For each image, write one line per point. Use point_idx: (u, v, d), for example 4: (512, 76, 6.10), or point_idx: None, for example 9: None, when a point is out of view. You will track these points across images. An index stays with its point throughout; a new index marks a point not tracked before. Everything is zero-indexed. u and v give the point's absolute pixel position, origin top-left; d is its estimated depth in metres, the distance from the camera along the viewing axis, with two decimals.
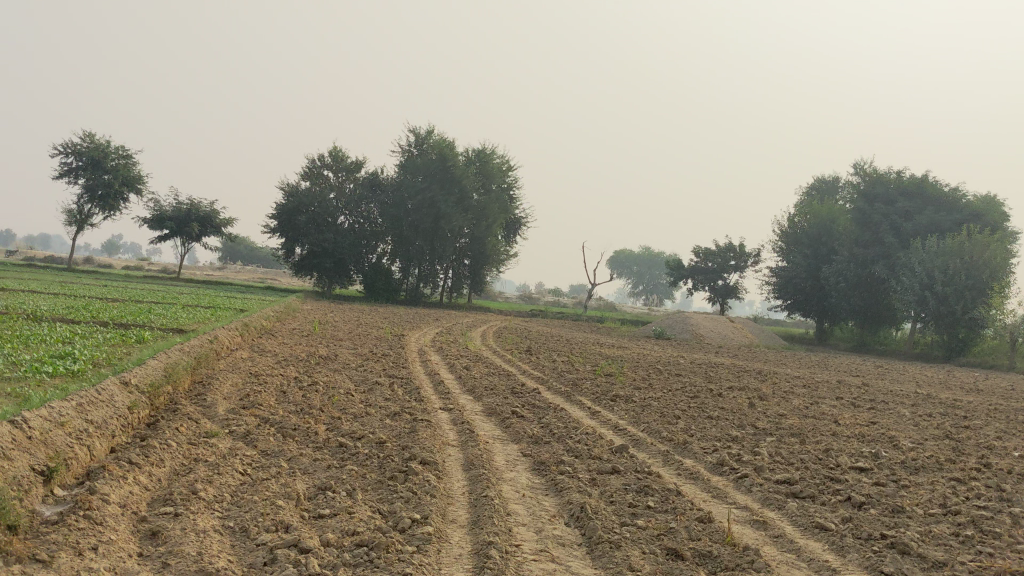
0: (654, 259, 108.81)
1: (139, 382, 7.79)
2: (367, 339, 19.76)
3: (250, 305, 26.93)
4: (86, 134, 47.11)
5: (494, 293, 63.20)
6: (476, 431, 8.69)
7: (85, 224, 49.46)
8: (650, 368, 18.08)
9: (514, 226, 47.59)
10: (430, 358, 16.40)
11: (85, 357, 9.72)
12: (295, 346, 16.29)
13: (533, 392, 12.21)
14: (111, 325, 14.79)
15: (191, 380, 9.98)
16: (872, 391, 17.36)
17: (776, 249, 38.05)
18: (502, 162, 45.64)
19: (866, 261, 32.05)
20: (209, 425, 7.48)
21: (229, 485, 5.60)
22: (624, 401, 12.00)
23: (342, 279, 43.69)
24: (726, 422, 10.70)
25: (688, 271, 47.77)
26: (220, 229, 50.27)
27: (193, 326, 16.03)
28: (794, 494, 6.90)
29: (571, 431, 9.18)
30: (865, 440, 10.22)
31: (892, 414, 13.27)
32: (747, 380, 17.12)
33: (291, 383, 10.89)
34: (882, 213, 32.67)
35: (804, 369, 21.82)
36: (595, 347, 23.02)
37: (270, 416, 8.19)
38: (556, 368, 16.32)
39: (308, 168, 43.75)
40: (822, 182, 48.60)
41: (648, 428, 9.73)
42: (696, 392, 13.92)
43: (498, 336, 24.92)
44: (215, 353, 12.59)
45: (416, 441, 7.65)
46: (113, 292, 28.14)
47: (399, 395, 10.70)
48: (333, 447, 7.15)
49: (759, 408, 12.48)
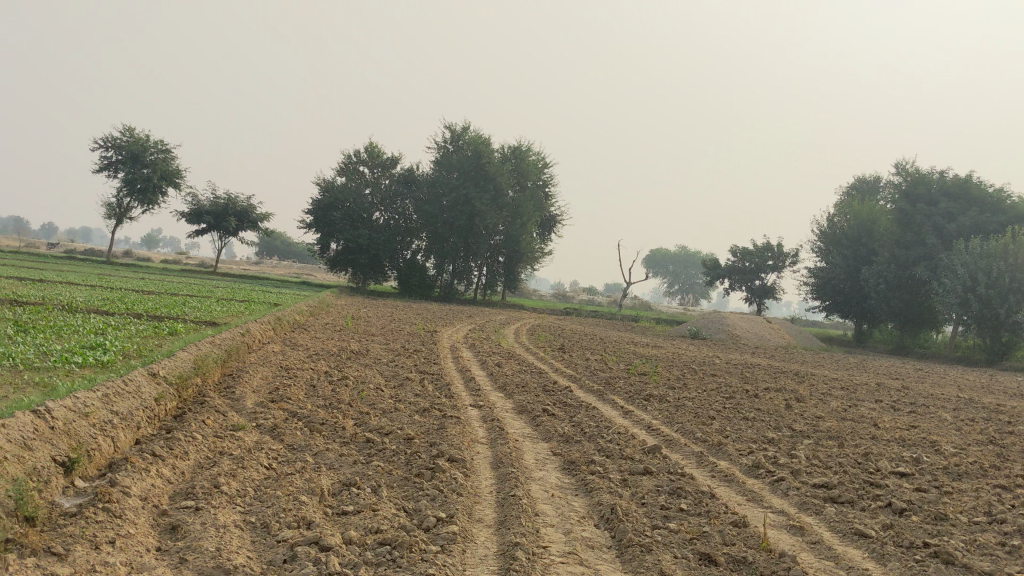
0: (690, 259, 108.13)
1: (168, 374, 7.75)
2: (399, 334, 19.72)
3: (284, 299, 27.04)
4: (126, 129, 47.64)
5: (528, 291, 63.11)
6: (505, 428, 8.56)
7: (124, 218, 50.03)
8: (685, 368, 17.84)
9: (549, 223, 47.40)
10: (462, 355, 16.28)
11: (116, 348, 9.73)
12: (328, 340, 16.28)
13: (564, 390, 12.05)
14: (145, 317, 14.85)
15: (221, 373, 9.95)
16: (914, 395, 17.00)
17: (814, 249, 37.50)
18: (537, 159, 45.47)
19: (907, 262, 31.44)
20: (236, 418, 7.42)
21: (253, 479, 5.51)
22: (657, 401, 11.80)
23: (376, 274, 43.77)
24: (762, 424, 10.47)
25: (724, 271, 47.30)
26: (256, 224, 50.64)
27: (226, 319, 16.06)
28: (832, 499, 6.68)
29: (603, 430, 9.01)
30: (906, 445, 9.95)
31: (933, 419, 12.95)
32: (784, 381, 16.84)
33: (321, 378, 10.83)
34: (924, 214, 31.82)
35: (842, 370, 21.46)
36: (629, 345, 22.79)
37: (298, 410, 8.12)
38: (589, 366, 16.15)
39: (345, 163, 43.90)
40: (862, 181, 47.89)
41: (682, 429, 9.54)
42: (731, 393, 13.67)
43: (531, 333, 24.78)
44: (246, 346, 12.58)
45: (445, 438, 7.53)
46: (150, 285, 28.38)
47: (429, 391, 10.61)
48: (360, 442, 7.06)
49: (796, 410, 12.22)
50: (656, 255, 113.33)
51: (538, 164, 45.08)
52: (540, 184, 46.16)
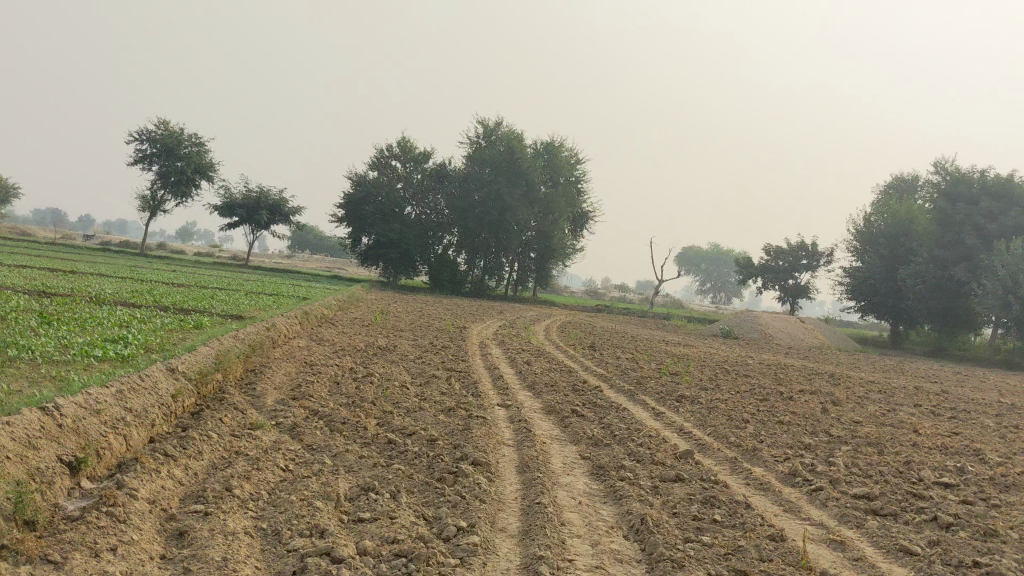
0: (722, 257, 107.22)
1: (187, 370, 7.58)
2: (428, 330, 19.53)
3: (314, 293, 26.94)
4: (160, 122, 47.91)
5: (559, 287, 62.84)
6: (532, 430, 8.30)
7: (158, 210, 50.34)
8: (718, 368, 17.47)
9: (581, 220, 47.05)
10: (491, 352, 16.04)
11: (139, 342, 9.58)
12: (354, 336, 16.12)
13: (594, 390, 11.78)
14: (172, 310, 14.75)
15: (244, 368, 9.78)
16: (953, 399, 16.53)
17: (850, 248, 36.84)
18: (570, 155, 45.15)
19: (946, 263, 30.76)
20: (255, 416, 7.23)
21: (267, 482, 5.30)
22: (690, 403, 11.49)
23: (407, 269, 43.61)
24: (798, 428, 10.15)
25: (758, 270, 46.71)
26: (288, 218, 50.74)
27: (253, 313, 15.97)
28: (874, 512, 6.36)
29: (633, 433, 8.73)
30: (948, 453, 9.58)
31: (975, 425, 12.54)
32: (819, 384, 16.42)
33: (345, 374, 10.64)
34: (964, 214, 31.15)
35: (878, 373, 21.00)
36: (660, 344, 22.43)
37: (319, 409, 7.92)
38: (619, 365, 15.84)
39: (377, 157, 43.84)
40: (900, 180, 47.13)
41: (714, 432, 9.23)
42: (765, 395, 13.32)
43: (561, 331, 24.44)
44: (271, 341, 12.43)
45: (469, 440, 7.29)
46: (181, 277, 28.42)
47: (456, 389, 10.39)
48: (382, 444, 6.83)
49: (832, 414, 11.86)
50: (688, 253, 112.49)
51: (570, 159, 44.76)
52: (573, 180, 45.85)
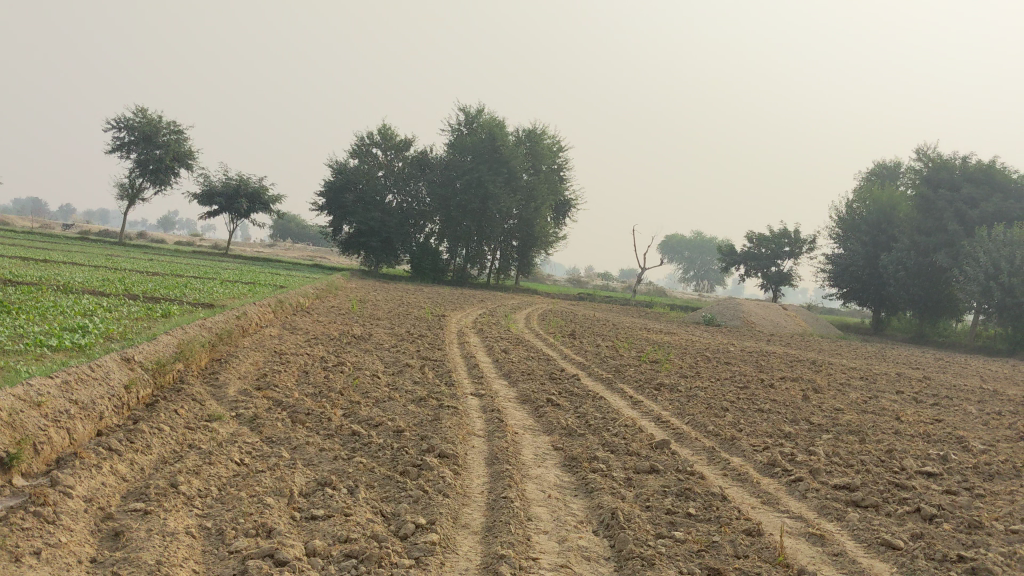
0: (706, 244, 107.40)
1: (144, 360, 7.25)
2: (406, 319, 19.24)
3: (290, 281, 26.61)
4: (138, 109, 47.25)
5: (541, 275, 62.65)
6: (505, 420, 8.05)
7: (136, 199, 49.70)
8: (699, 355, 17.29)
9: (563, 208, 46.78)
10: (469, 340, 15.77)
11: (100, 331, 9.23)
12: (329, 324, 15.81)
13: (572, 378, 11.53)
14: (142, 298, 14.39)
15: (209, 358, 9.47)
16: (936, 386, 16.40)
17: (832, 236, 36.76)
18: (552, 143, 44.89)
19: (928, 250, 30.71)
20: (214, 408, 6.93)
21: (219, 477, 5.02)
22: (669, 391, 11.25)
23: (389, 258, 43.18)
24: (779, 416, 9.95)
25: (740, 257, 46.60)
26: (268, 206, 50.22)
27: (226, 301, 15.60)
28: (855, 503, 6.15)
29: (609, 422, 8.48)
30: (931, 441, 9.40)
31: (958, 412, 12.38)
32: (801, 371, 16.24)
33: (315, 364, 10.34)
34: (947, 200, 31.07)
35: (860, 360, 20.89)
36: (641, 332, 22.24)
37: (284, 400, 7.62)
38: (599, 353, 15.62)
39: (357, 145, 43.41)
40: (883, 166, 47.13)
41: (692, 422, 9.00)
42: (745, 382, 13.12)
43: (542, 319, 24.21)
44: (241, 330, 12.09)
45: (438, 431, 7.02)
46: (156, 266, 27.97)
47: (429, 378, 10.13)
48: (346, 436, 6.56)
49: (814, 401, 11.68)
50: (672, 241, 112.54)
51: (553, 147, 44.49)
52: (555, 167, 45.58)
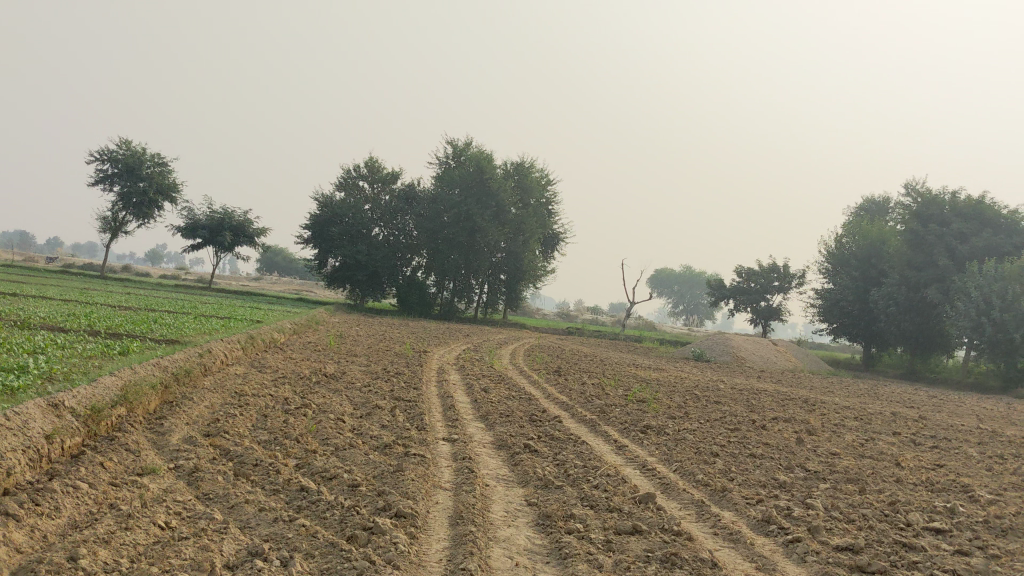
0: (695, 279, 107.32)
1: (75, 405, 6.57)
2: (385, 355, 18.55)
3: (270, 316, 25.94)
4: (122, 142, 46.70)
5: (530, 309, 62.03)
6: (476, 470, 7.38)
7: (119, 232, 49.00)
8: (687, 394, 16.60)
9: (551, 241, 46.28)
10: (448, 378, 15.07)
11: (42, 372, 8.52)
12: (302, 362, 15.12)
13: (553, 420, 10.85)
14: (104, 334, 13.68)
15: (160, 401, 8.76)
16: (934, 426, 15.72)
17: (822, 270, 36.33)
18: (540, 176, 44.48)
19: (919, 285, 30.23)
20: (151, 459, 6.25)
21: (133, 547, 4.35)
22: (657, 434, 10.58)
23: (375, 291, 42.59)
24: (772, 463, 9.31)
25: (730, 291, 46.10)
26: (253, 239, 49.59)
27: (194, 337, 14.90)
28: (859, 568, 5.50)
29: (590, 472, 7.81)
30: (934, 490, 8.76)
31: (959, 456, 11.74)
32: (793, 410, 15.55)
33: (276, 407, 9.63)
34: (936, 235, 30.62)
35: (854, 398, 20.27)
36: (629, 368, 21.55)
37: (232, 449, 6.94)
38: (582, 391, 14.92)
39: (344, 178, 42.93)
40: (872, 202, 46.87)
41: (680, 470, 8.36)
42: (736, 423, 12.46)
43: (527, 354, 23.50)
44: (203, 369, 11.38)
45: (398, 485, 6.35)
46: (132, 300, 27.24)
47: (398, 422, 9.45)
48: (293, 492, 5.90)
49: (809, 445, 11.03)
50: (661, 275, 112.01)
51: (541, 181, 44.11)
52: (544, 202, 45.13)
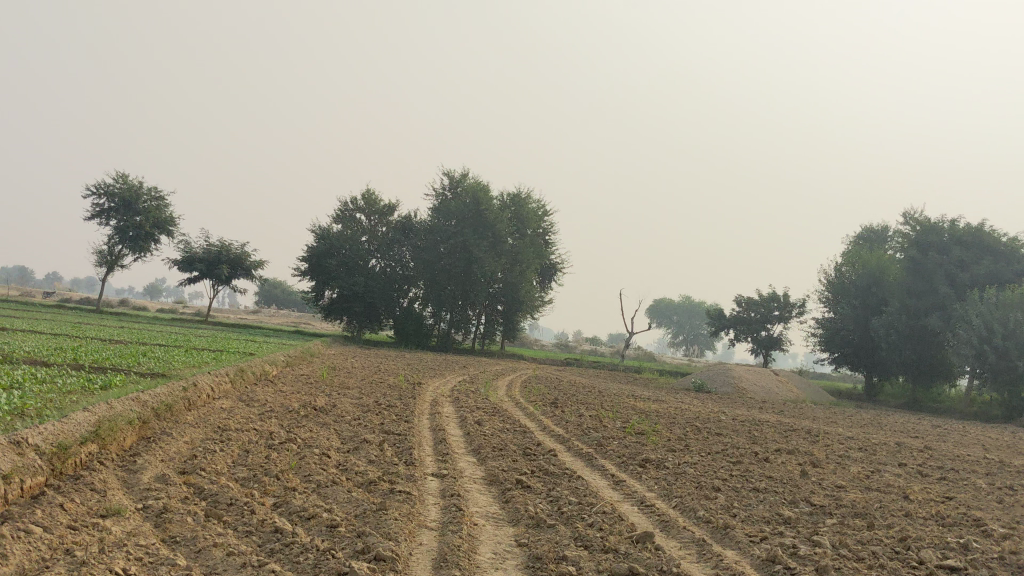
0: (694, 309, 106.99)
1: (39, 443, 6.23)
2: (378, 387, 18.18)
3: (264, 349, 25.58)
4: (119, 176, 46.57)
5: (528, 340, 61.67)
6: (464, 508, 7.00)
7: (116, 266, 48.70)
8: (687, 426, 16.19)
9: (549, 272, 46.01)
10: (441, 411, 14.68)
11: (13, 408, 8.13)
12: (293, 395, 14.74)
13: (547, 454, 10.47)
14: (87, 368, 13.29)
15: (137, 438, 8.39)
16: (940, 457, 15.33)
17: (822, 299, 36.01)
18: (537, 207, 44.27)
19: (919, 313, 29.89)
20: (118, 499, 5.90)
21: None
22: (656, 469, 10.22)
23: (372, 323, 42.23)
24: (775, 497, 8.95)
25: (730, 321, 45.73)
26: (250, 272, 49.28)
27: (182, 371, 14.52)
28: None
29: (585, 509, 7.45)
30: (946, 524, 8.38)
31: (968, 488, 11.36)
32: (796, 442, 15.16)
33: (259, 442, 9.26)
34: (936, 263, 30.35)
35: (857, 428, 19.87)
36: (628, 400, 21.17)
37: (206, 487, 6.59)
38: (580, 424, 14.52)
39: (340, 210, 42.72)
40: (871, 230, 46.70)
41: (681, 506, 8.00)
42: (737, 456, 12.07)
43: (524, 386, 23.09)
44: (188, 404, 11.02)
45: (381, 525, 6.00)
46: (124, 333, 26.86)
47: (386, 457, 9.10)
48: (267, 535, 5.53)
49: (813, 478, 10.65)
50: (660, 305, 111.65)
51: (538, 212, 43.93)
52: (541, 232, 44.92)
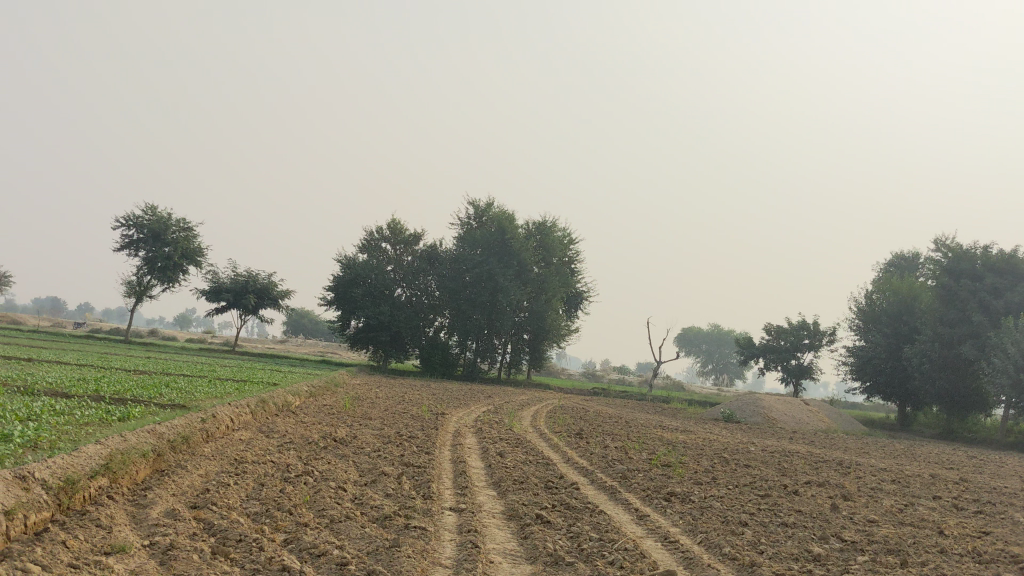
0: (723, 338, 106.20)
1: (46, 477, 6.11)
2: (401, 417, 18.01)
3: (288, 379, 25.51)
4: (149, 207, 47.04)
5: (555, 370, 61.34)
6: (481, 544, 6.80)
7: (145, 296, 49.03)
8: (715, 457, 15.86)
9: (575, 301, 45.80)
10: (463, 442, 14.47)
11: (26, 440, 8.03)
12: (314, 426, 14.60)
13: (569, 487, 10.24)
14: (107, 399, 13.23)
15: (151, 470, 8.28)
16: (976, 489, 14.88)
17: (853, 327, 35.49)
18: (563, 236, 44.15)
19: (952, 342, 29.34)
20: (124, 535, 5.76)
21: None
22: (681, 503, 9.94)
23: (398, 353, 42.14)
24: (804, 533, 8.66)
25: (759, 350, 45.21)
26: (277, 302, 49.44)
27: (203, 402, 14.42)
28: None
29: (605, 545, 7.22)
30: (984, 561, 8.06)
31: (1006, 522, 10.98)
32: (827, 474, 14.80)
33: (275, 474, 9.12)
34: (969, 290, 29.80)
35: (890, 459, 19.42)
36: (655, 430, 20.86)
37: (216, 523, 6.44)
38: (604, 455, 14.27)
39: (366, 240, 42.81)
40: (902, 257, 46.12)
41: (706, 542, 7.76)
42: (766, 489, 11.76)
43: (549, 417, 22.81)
44: (205, 435, 10.92)
45: (392, 563, 5.80)
46: (151, 364, 26.91)
47: (404, 490, 8.93)
48: (273, 573, 5.36)
49: (844, 512, 10.31)
50: (689, 334, 110.97)
51: (564, 240, 43.80)
52: (567, 261, 44.76)
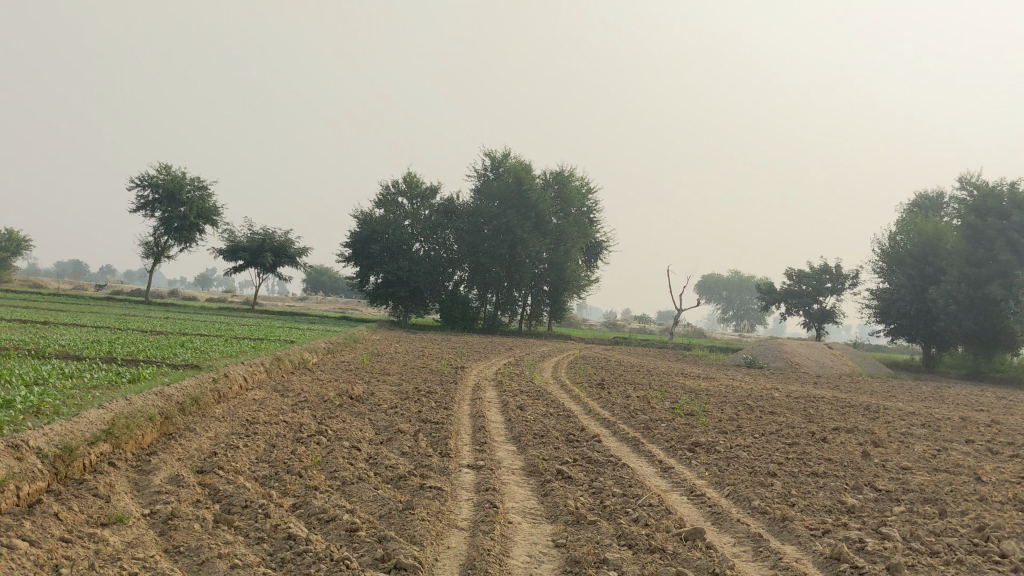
0: (744, 284, 105.50)
1: (43, 446, 5.84)
2: (419, 372, 17.75)
3: (305, 336, 25.29)
4: (162, 167, 46.75)
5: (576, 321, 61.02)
6: (498, 504, 6.50)
7: (162, 257, 48.97)
8: (738, 404, 15.53)
9: (594, 250, 45.34)
10: (482, 397, 14.19)
11: (29, 405, 7.77)
12: (330, 384, 14.36)
13: (591, 440, 9.91)
14: (119, 361, 13.03)
15: (158, 434, 8.00)
16: (1008, 431, 14.49)
17: (877, 270, 34.87)
18: (580, 185, 43.55)
19: (980, 282, 28.69)
20: (124, 505, 5.49)
21: None
22: (706, 453, 9.61)
23: (418, 307, 41.97)
24: (835, 483, 8.30)
25: (781, 295, 44.70)
26: (294, 259, 49.23)
27: (217, 361, 14.18)
28: None
29: (629, 502, 6.88)
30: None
31: None
32: (855, 419, 14.41)
33: (287, 435, 8.83)
34: (996, 229, 28.93)
35: (918, 402, 19.04)
36: (677, 379, 20.52)
37: (222, 488, 6.16)
38: (627, 406, 13.96)
39: (383, 194, 42.36)
40: (926, 198, 45.22)
41: (734, 495, 7.43)
42: (793, 436, 11.41)
43: (570, 368, 22.50)
44: (217, 396, 10.66)
45: (404, 528, 5.51)
46: (167, 324, 26.72)
47: (420, 447, 8.64)
48: (279, 542, 5.07)
49: (876, 459, 9.95)
50: (709, 281, 110.34)
51: (581, 189, 43.19)
52: (585, 210, 44.20)
